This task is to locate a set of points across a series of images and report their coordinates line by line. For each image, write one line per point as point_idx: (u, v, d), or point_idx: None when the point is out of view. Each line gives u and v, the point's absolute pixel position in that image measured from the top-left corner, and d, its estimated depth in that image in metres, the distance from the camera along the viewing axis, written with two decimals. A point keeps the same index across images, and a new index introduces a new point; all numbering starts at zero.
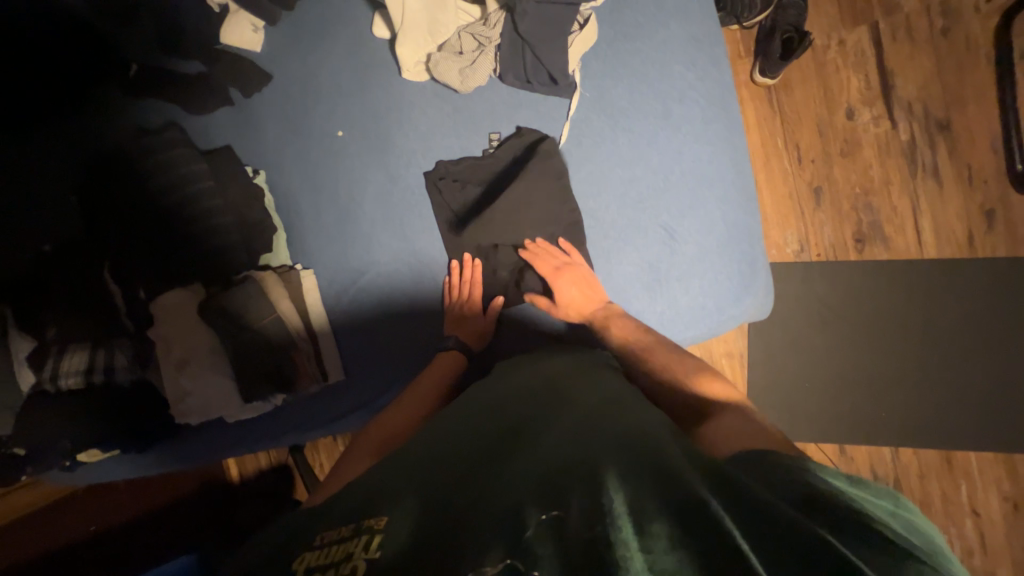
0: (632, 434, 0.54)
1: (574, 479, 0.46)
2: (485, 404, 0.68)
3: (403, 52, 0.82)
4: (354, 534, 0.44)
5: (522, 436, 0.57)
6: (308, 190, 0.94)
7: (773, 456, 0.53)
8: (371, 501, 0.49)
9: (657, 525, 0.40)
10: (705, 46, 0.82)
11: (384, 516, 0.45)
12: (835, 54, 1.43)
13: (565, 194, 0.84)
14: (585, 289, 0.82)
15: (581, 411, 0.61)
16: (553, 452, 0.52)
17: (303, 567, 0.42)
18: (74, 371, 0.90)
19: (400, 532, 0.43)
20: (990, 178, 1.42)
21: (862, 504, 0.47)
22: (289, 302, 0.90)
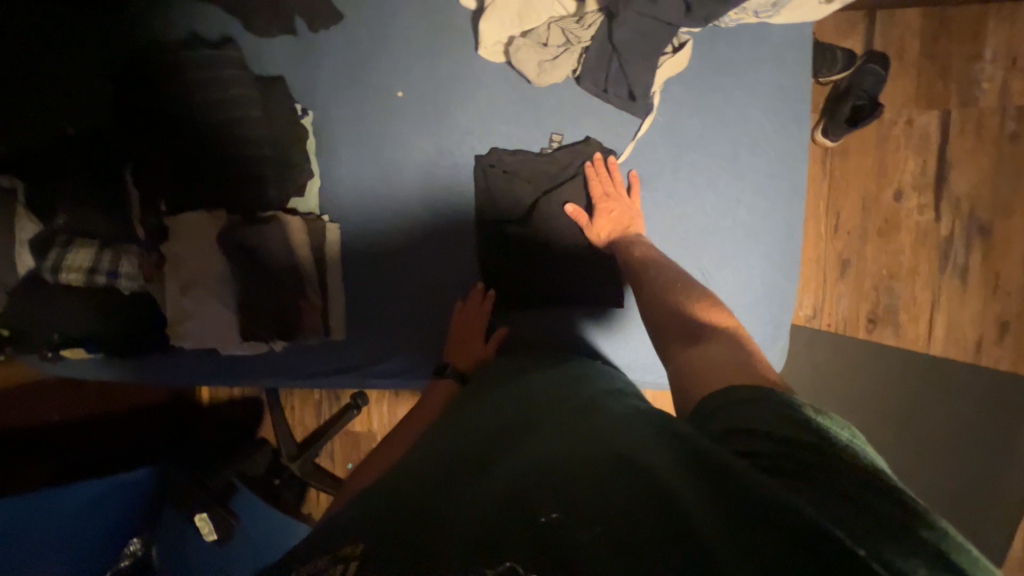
0: (601, 428, 0.54)
1: (545, 477, 0.47)
2: (467, 416, 0.68)
3: (486, 27, 0.78)
4: (331, 565, 0.43)
5: (499, 440, 0.58)
6: (353, 142, 0.91)
7: (747, 404, 0.52)
8: (349, 528, 0.48)
9: (624, 520, 0.41)
10: (790, 99, 0.79)
11: (360, 543, 0.45)
12: (900, 132, 1.41)
13: (613, 213, 0.81)
14: (623, 222, 0.81)
15: (556, 413, 0.61)
16: (528, 453, 0.53)
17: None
18: (77, 266, 0.87)
19: (378, 545, 0.44)
20: (1013, 291, 1.42)
21: (798, 418, 0.49)
22: (309, 251, 0.88)
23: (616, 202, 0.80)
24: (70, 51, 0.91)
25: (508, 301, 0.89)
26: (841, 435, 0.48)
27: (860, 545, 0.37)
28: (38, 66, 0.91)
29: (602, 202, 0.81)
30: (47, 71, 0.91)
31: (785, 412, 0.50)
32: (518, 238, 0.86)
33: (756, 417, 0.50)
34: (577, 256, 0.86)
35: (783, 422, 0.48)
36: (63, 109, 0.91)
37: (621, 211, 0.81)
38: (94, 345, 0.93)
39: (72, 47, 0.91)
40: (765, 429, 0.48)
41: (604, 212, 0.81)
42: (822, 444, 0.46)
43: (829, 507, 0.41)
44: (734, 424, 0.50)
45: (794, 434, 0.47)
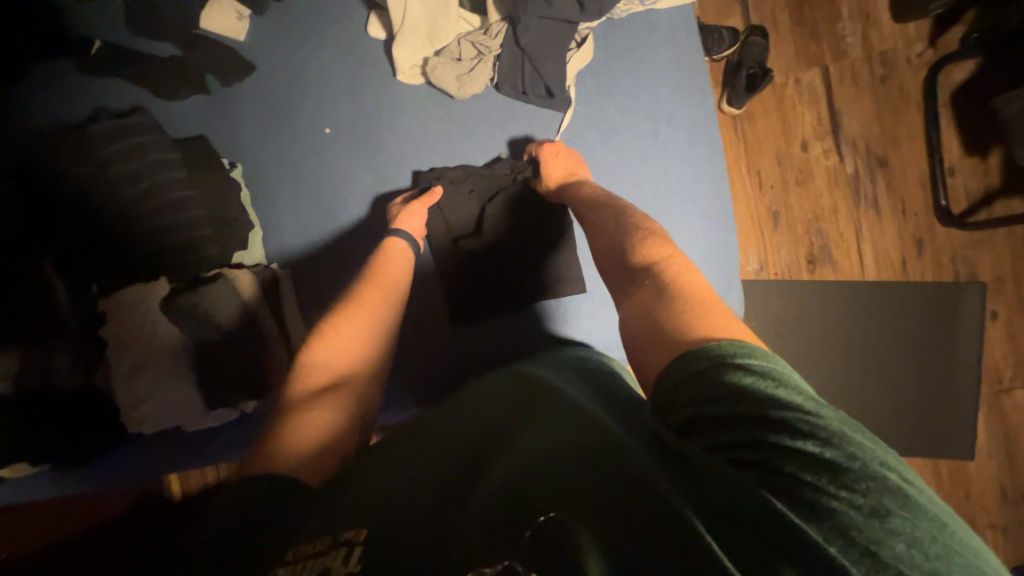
0: (582, 417, 0.54)
1: (528, 476, 0.47)
2: (454, 409, 0.68)
3: (400, 53, 0.82)
4: (333, 545, 0.48)
5: (476, 449, 0.57)
6: (288, 187, 0.90)
7: (710, 372, 0.51)
8: (345, 515, 0.51)
9: (604, 513, 0.42)
10: (690, 72, 0.87)
11: (362, 528, 0.49)
12: (792, 91, 1.57)
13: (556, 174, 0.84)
14: (569, 160, 0.84)
15: (536, 408, 0.59)
16: (511, 457, 0.51)
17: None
18: (3, 375, 0.79)
19: (376, 545, 0.47)
20: (920, 211, 1.58)
21: (762, 388, 0.48)
22: (263, 302, 0.85)
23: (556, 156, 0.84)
24: None
25: (479, 311, 0.87)
26: (808, 402, 0.47)
27: (814, 525, 0.39)
28: None
29: (543, 146, 0.84)
30: None
31: (744, 380, 0.49)
32: (473, 245, 0.87)
33: (718, 387, 0.49)
34: (534, 252, 0.88)
35: (744, 393, 0.48)
36: None
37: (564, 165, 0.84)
38: (40, 457, 0.84)
39: None
40: (728, 408, 0.47)
41: (548, 155, 0.83)
42: (788, 418, 0.45)
43: (792, 484, 0.41)
44: (700, 398, 0.49)
45: (760, 407, 0.46)
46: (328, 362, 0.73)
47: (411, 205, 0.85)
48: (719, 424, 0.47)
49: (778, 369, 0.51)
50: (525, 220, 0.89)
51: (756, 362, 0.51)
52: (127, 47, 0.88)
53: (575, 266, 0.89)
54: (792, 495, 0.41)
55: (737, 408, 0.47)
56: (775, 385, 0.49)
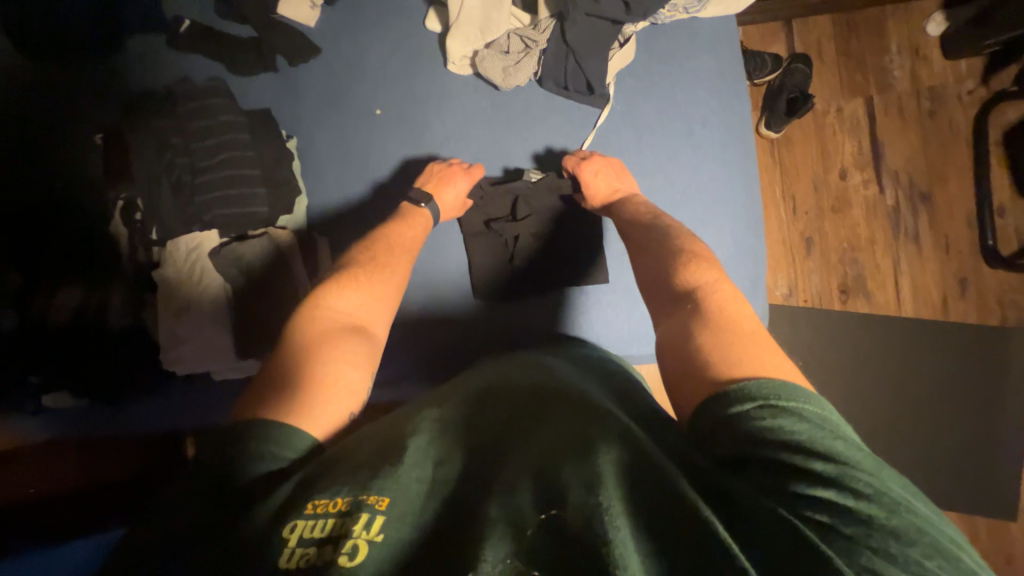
0: (608, 413, 0.55)
1: (568, 471, 0.48)
2: (475, 378, 0.69)
3: (453, 44, 0.87)
4: (353, 506, 0.48)
5: (496, 429, 0.57)
6: (337, 161, 0.96)
7: (753, 408, 0.52)
8: (367, 477, 0.51)
9: (647, 526, 0.44)
10: (729, 78, 0.89)
11: (386, 497, 0.49)
12: (833, 119, 1.56)
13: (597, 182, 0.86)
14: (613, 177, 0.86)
15: (561, 395, 0.60)
16: (541, 448, 0.52)
17: (298, 537, 0.46)
18: (67, 307, 0.89)
19: (403, 520, 0.48)
20: (964, 250, 1.52)
21: (805, 432, 0.49)
22: (300, 263, 0.90)
23: (595, 162, 0.86)
24: (66, 107, 0.97)
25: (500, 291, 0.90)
26: (850, 452, 0.48)
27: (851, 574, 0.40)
28: (36, 125, 0.97)
29: (586, 166, 0.86)
30: (45, 127, 0.97)
31: (788, 424, 0.50)
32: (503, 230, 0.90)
33: (765, 426, 0.50)
34: (560, 246, 0.91)
35: (786, 440, 0.49)
36: (56, 161, 0.96)
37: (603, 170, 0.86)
38: (82, 388, 0.92)
39: (68, 107, 0.97)
40: (775, 451, 0.48)
41: (593, 176, 0.85)
42: (833, 468, 0.47)
43: (828, 535, 0.42)
44: (743, 432, 0.51)
45: (802, 453, 0.48)
46: (350, 301, 0.75)
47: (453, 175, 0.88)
48: (760, 457, 0.48)
49: (823, 416, 0.52)
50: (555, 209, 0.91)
51: (793, 406, 0.52)
52: (211, 26, 0.98)
53: (600, 258, 0.91)
54: (834, 543, 0.42)
55: (778, 456, 0.48)
56: (820, 431, 0.50)
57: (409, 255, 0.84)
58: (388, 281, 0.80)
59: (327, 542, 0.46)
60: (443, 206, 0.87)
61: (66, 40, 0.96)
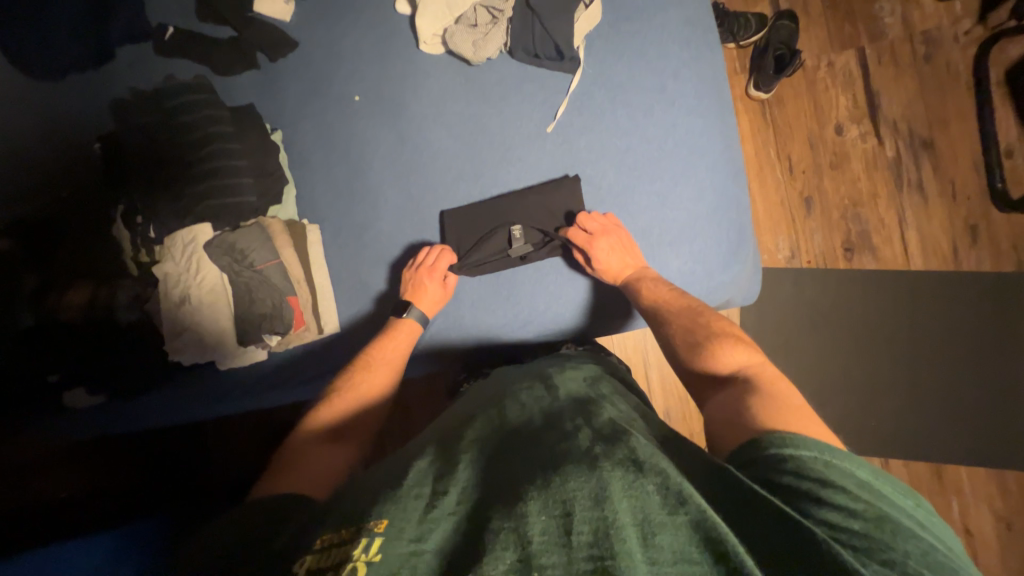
0: (616, 427, 0.57)
1: (571, 480, 0.47)
2: (483, 405, 0.71)
3: (423, 23, 0.89)
4: (353, 535, 0.47)
5: (499, 447, 0.58)
6: (321, 149, 0.98)
7: (803, 452, 0.53)
8: (374, 502, 0.51)
9: (658, 535, 0.43)
10: (699, 30, 0.88)
11: (383, 519, 0.47)
12: (824, 74, 1.53)
13: (605, 253, 0.84)
14: (625, 256, 0.85)
15: (571, 412, 0.62)
16: (545, 460, 0.52)
17: (306, 568, 0.46)
18: (76, 304, 0.92)
19: (403, 535, 0.46)
20: (972, 195, 1.47)
21: (855, 484, 0.49)
22: (291, 250, 0.94)
23: (602, 233, 0.85)
24: (63, 121, 1.02)
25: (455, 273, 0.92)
26: (901, 513, 0.48)
27: None
28: (37, 140, 1.01)
29: (598, 248, 0.84)
30: (45, 142, 1.01)
31: (812, 464, 0.51)
32: (488, 212, 0.92)
33: (810, 470, 0.51)
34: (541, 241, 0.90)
35: (807, 474, 0.50)
36: (58, 171, 1.00)
37: (607, 240, 0.85)
38: (104, 383, 0.97)
39: (64, 121, 1.02)
40: (821, 491, 0.48)
41: (605, 257, 0.84)
42: (880, 520, 0.46)
43: (861, 557, 0.42)
44: (785, 470, 0.52)
45: (822, 483, 0.49)
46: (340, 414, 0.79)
47: (428, 279, 0.89)
48: (803, 492, 0.48)
49: (878, 479, 0.51)
50: (535, 181, 0.91)
51: (845, 462, 0.52)
52: (192, 30, 1.01)
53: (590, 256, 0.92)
54: (870, 565, 0.42)
55: (798, 483, 0.49)
56: (871, 489, 0.49)
57: (393, 359, 0.87)
58: (383, 376, 0.85)
59: (327, 570, 0.44)
60: (426, 310, 0.89)
61: (59, 57, 1.00)
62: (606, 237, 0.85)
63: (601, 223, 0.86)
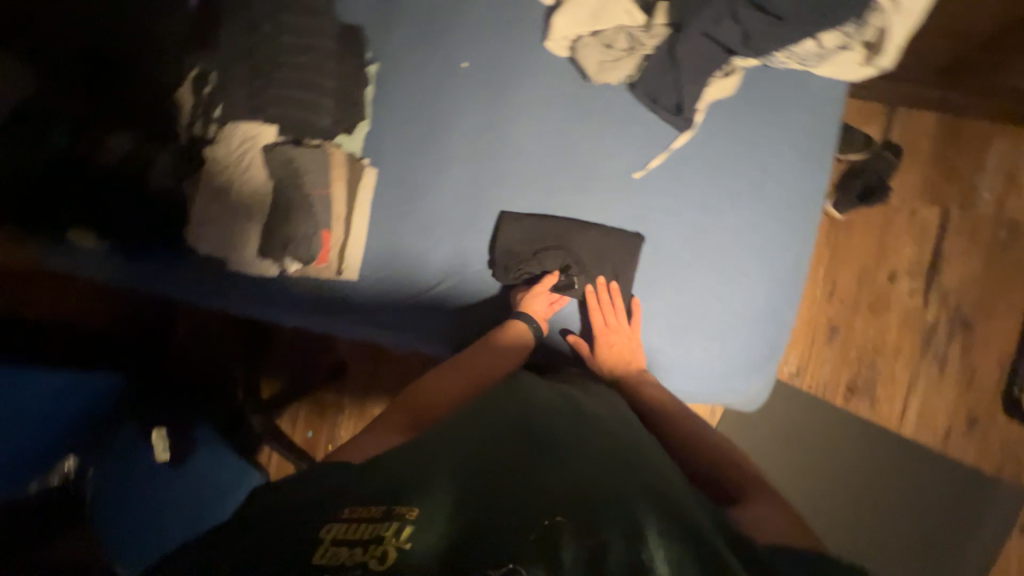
0: (646, 473, 0.58)
1: (607, 526, 0.47)
2: (515, 405, 0.70)
3: (560, 22, 0.87)
4: (388, 517, 0.46)
5: (532, 459, 0.57)
6: (408, 99, 0.95)
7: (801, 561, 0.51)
8: (403, 489, 0.50)
9: None
10: (818, 144, 0.86)
11: (416, 509, 0.48)
12: (902, 219, 1.51)
13: (605, 341, 0.85)
14: (624, 352, 0.85)
15: (595, 441, 0.63)
16: (579, 493, 0.52)
17: (332, 536, 0.44)
18: (116, 152, 0.91)
19: (432, 530, 0.46)
20: (986, 390, 1.47)
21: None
22: (342, 186, 0.91)
23: (616, 331, 0.85)
24: None
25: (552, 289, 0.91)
26: None
27: None
28: None
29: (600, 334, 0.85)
30: None
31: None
32: (544, 234, 0.89)
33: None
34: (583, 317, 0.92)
35: None
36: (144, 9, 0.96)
37: (614, 338, 0.85)
38: (106, 235, 0.94)
39: None
40: None
41: (605, 346, 0.85)
42: None
43: None
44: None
45: None
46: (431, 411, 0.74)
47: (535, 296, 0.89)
48: None
49: None
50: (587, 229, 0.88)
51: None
52: None
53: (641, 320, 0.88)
54: None
55: None
56: None
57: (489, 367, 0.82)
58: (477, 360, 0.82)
59: (356, 543, 0.44)
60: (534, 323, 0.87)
61: None
62: (614, 334, 0.85)
63: (623, 322, 0.86)
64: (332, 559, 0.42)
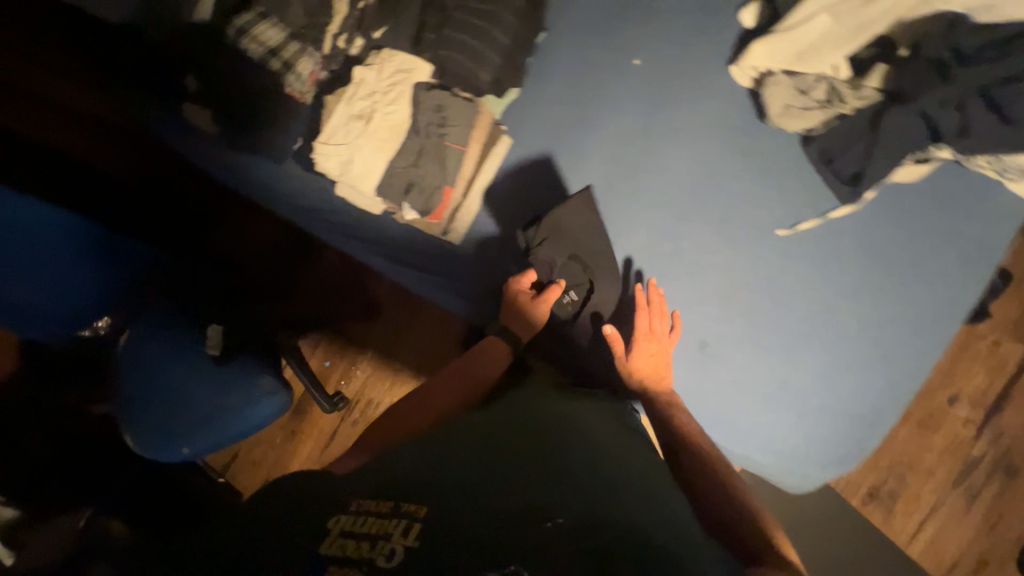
0: (632, 491, 0.60)
1: (591, 530, 0.50)
2: (517, 417, 0.74)
3: (759, 50, 0.80)
4: (396, 515, 0.53)
5: (528, 467, 0.61)
6: (569, 79, 0.90)
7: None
8: (407, 488, 0.57)
9: None
10: (983, 259, 0.80)
11: (419, 506, 0.54)
12: (983, 346, 1.45)
13: (639, 346, 0.80)
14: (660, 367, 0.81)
15: (587, 457, 0.66)
16: (567, 501, 0.55)
17: (340, 528, 0.52)
18: (263, 43, 0.88)
19: (431, 521, 0.52)
20: (1005, 538, 1.44)
21: None
22: (478, 148, 0.88)
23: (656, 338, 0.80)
24: None
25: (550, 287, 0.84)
26: None
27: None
28: None
29: (637, 343, 0.80)
30: None
31: None
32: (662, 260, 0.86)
33: None
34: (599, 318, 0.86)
35: None
36: None
37: (644, 345, 0.80)
38: (216, 118, 0.91)
39: None
40: None
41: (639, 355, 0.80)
42: None
43: None
44: None
45: None
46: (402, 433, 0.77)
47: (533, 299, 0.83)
48: None
49: None
50: (609, 253, 0.86)
51: None
52: None
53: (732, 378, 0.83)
54: None
55: None
56: None
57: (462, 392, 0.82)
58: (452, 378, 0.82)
59: (364, 535, 0.51)
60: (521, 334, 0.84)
61: None
62: (645, 340, 0.80)
63: (658, 330, 0.80)
64: (340, 549, 0.49)
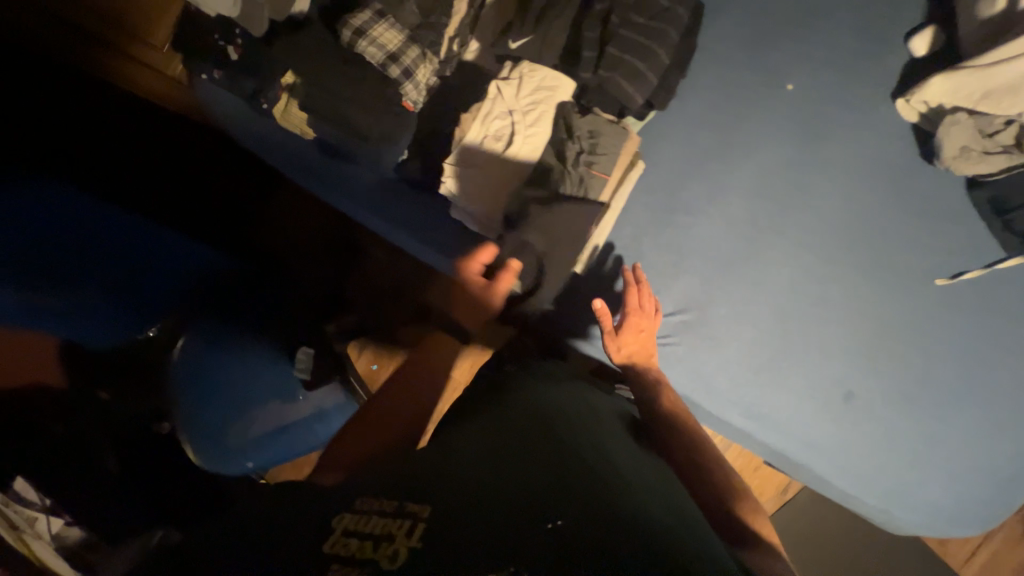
0: (653, 498, 0.52)
1: (618, 537, 0.42)
2: (525, 406, 0.66)
3: (942, 86, 0.74)
4: (397, 517, 0.46)
5: (541, 461, 0.53)
6: (719, 102, 0.83)
7: None
8: (402, 488, 0.50)
9: None
10: None
11: (426, 506, 0.47)
12: None
13: (623, 324, 0.77)
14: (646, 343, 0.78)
15: (604, 454, 0.58)
16: (588, 501, 0.47)
17: (344, 527, 0.46)
18: (379, 44, 0.75)
19: (439, 523, 0.44)
20: None
21: None
22: (617, 173, 0.80)
23: (642, 314, 0.77)
24: None
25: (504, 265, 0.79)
26: None
27: None
28: None
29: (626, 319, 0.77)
30: None
31: None
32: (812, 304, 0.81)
33: None
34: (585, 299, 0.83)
35: None
36: None
37: (631, 321, 0.77)
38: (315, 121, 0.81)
39: None
40: None
41: (630, 332, 0.77)
42: None
43: None
44: None
45: None
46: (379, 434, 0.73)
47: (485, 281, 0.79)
48: None
49: None
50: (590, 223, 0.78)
51: None
52: None
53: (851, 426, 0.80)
54: None
55: None
56: None
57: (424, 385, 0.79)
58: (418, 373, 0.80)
59: (367, 536, 0.44)
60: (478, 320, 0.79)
61: None
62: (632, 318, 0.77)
63: (647, 310, 0.78)
64: (342, 548, 0.43)
